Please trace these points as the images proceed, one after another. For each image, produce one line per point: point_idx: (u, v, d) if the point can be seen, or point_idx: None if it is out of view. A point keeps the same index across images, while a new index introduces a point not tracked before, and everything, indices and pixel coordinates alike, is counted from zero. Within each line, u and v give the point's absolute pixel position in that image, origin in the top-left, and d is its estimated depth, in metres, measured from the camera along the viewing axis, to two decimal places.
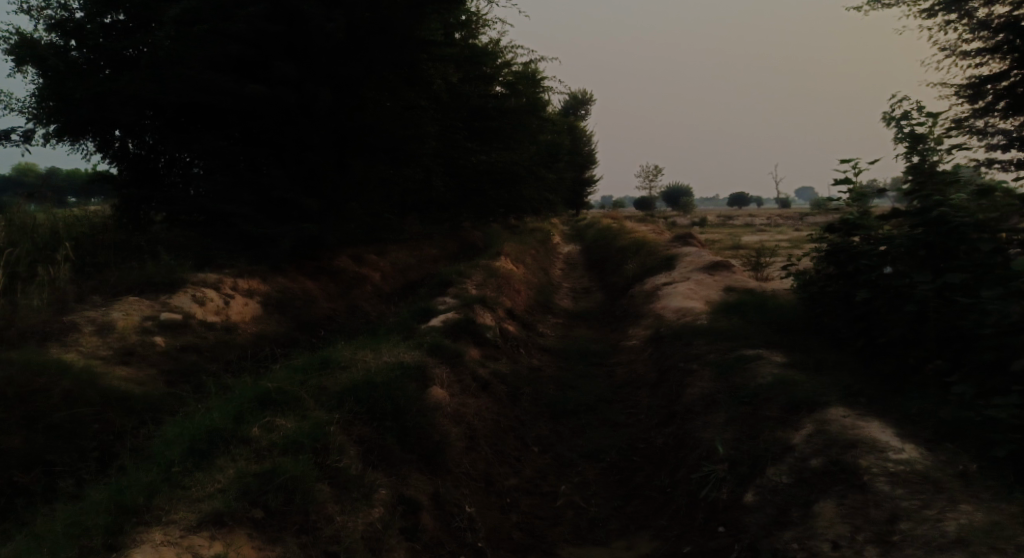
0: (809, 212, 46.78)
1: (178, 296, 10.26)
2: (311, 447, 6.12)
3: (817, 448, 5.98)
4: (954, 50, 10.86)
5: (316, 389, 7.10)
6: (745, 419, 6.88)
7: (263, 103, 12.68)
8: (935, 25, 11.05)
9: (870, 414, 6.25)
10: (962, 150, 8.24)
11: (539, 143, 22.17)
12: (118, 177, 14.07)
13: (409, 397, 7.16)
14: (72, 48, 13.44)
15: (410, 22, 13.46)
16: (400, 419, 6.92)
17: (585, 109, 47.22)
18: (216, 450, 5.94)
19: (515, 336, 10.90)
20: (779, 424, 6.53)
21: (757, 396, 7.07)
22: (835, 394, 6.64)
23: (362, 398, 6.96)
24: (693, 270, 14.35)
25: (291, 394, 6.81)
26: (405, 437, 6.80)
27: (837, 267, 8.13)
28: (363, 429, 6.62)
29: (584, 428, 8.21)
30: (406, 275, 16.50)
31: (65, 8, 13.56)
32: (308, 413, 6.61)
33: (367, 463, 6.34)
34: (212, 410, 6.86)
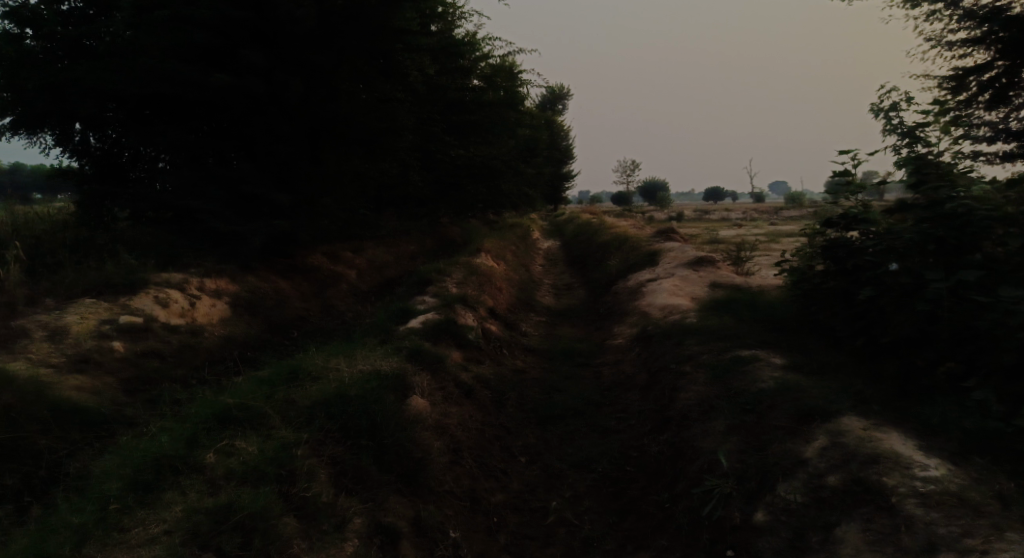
0: (786, 208, 47.13)
1: (139, 297, 9.73)
2: (275, 475, 5.68)
3: (833, 463, 5.64)
4: (939, 42, 10.68)
5: (284, 403, 6.65)
6: (746, 429, 6.52)
7: (230, 94, 12.14)
8: (920, 16, 10.84)
9: (886, 424, 5.92)
10: (959, 142, 8.00)
11: (518, 137, 21.72)
12: (79, 172, 13.43)
13: (387, 409, 6.72)
14: (27, 37, 12.77)
15: (386, 11, 12.98)
16: (377, 435, 6.47)
17: (563, 104, 46.91)
18: (163, 483, 5.52)
19: (497, 336, 10.49)
20: (786, 435, 6.18)
21: (760, 403, 6.70)
22: (844, 401, 6.31)
23: (334, 414, 6.51)
24: (677, 265, 14.01)
25: (255, 411, 6.38)
26: (382, 457, 6.35)
27: (833, 263, 7.80)
28: (334, 448, 6.17)
29: (573, 435, 7.80)
30: (383, 273, 16.02)
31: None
32: (274, 433, 6.17)
33: (340, 488, 5.90)
34: (172, 426, 6.38)
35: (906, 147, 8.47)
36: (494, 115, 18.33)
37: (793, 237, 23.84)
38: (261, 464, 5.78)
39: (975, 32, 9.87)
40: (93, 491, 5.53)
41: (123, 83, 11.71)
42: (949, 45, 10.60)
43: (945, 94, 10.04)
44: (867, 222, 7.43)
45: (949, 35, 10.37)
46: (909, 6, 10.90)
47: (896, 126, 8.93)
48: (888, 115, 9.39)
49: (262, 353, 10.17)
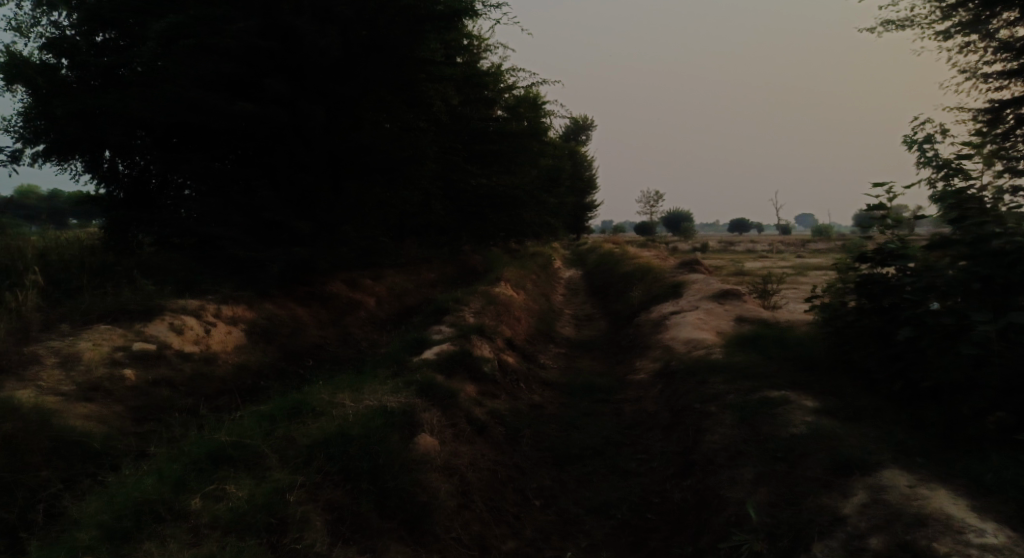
0: (811, 240, 46.51)
1: (154, 324, 9.57)
2: (263, 527, 5.41)
3: (875, 524, 5.24)
4: (973, 73, 10.36)
5: (285, 442, 6.39)
6: (776, 480, 6.14)
7: (254, 122, 12.10)
8: (952, 47, 10.53)
9: (931, 480, 5.52)
10: (1000, 175, 7.67)
11: (540, 167, 21.57)
12: (108, 198, 13.45)
13: (391, 450, 6.43)
14: (64, 68, 12.93)
15: (410, 42, 12.94)
16: (377, 479, 6.18)
17: (587, 135, 46.91)
18: (143, 533, 5.27)
19: (514, 369, 10.19)
20: (822, 489, 5.80)
21: (792, 451, 6.32)
22: (883, 453, 5.92)
23: (335, 454, 6.24)
24: (701, 298, 13.65)
25: (252, 452, 6.19)
26: (384, 502, 6.06)
27: (868, 301, 7.45)
28: (331, 493, 5.89)
29: (591, 477, 7.44)
30: (402, 301, 15.82)
31: (57, 27, 13.23)
32: (269, 476, 5.91)
33: (336, 536, 5.61)
34: (175, 462, 6.15)
35: (942, 181, 8.15)
36: (517, 144, 18.16)
37: (821, 271, 23.36)
38: (255, 510, 5.51)
39: (1012, 64, 9.55)
40: (89, 531, 5.29)
41: (151, 112, 11.72)
42: (985, 77, 10.26)
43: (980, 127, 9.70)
44: (904, 258, 7.15)
45: (984, 67, 10.04)
46: (942, 37, 10.59)
47: (931, 159, 8.61)
48: (922, 147, 9.07)
49: (275, 382, 9.94)
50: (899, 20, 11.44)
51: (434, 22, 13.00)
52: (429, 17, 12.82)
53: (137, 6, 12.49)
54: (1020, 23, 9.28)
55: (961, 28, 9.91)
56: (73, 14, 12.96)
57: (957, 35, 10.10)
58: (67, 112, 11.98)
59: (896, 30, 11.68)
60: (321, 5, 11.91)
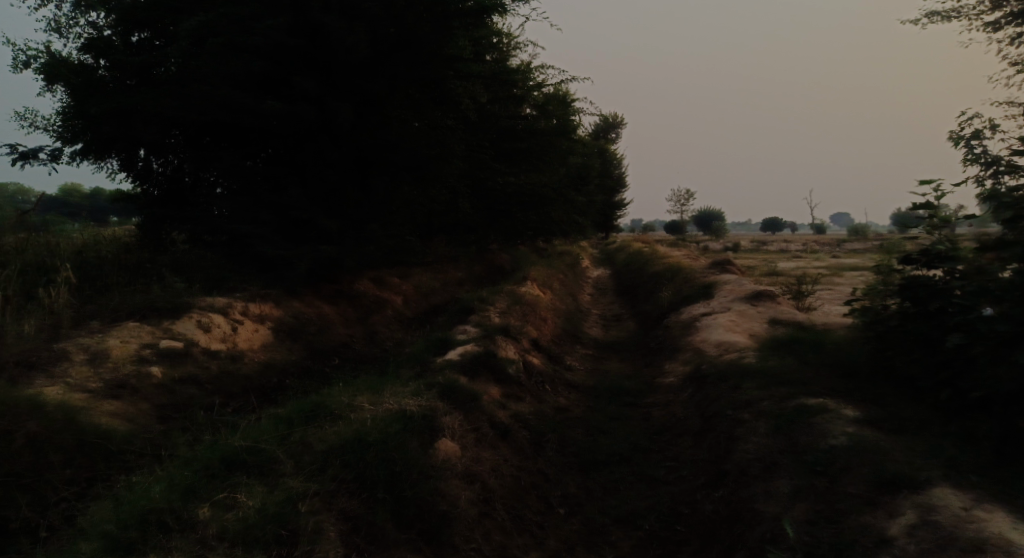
0: (844, 241, 45.81)
1: (182, 321, 9.53)
2: (276, 536, 5.27)
3: (922, 548, 4.95)
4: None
5: (302, 448, 6.26)
6: (815, 494, 5.88)
7: (284, 120, 12.03)
8: (1000, 39, 10.09)
9: (980, 501, 5.21)
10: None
11: (569, 165, 21.33)
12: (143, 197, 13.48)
13: (409, 457, 6.28)
14: (100, 67, 12.90)
15: (438, 38, 12.74)
16: (394, 487, 6.03)
17: (617, 133, 46.49)
18: (156, 540, 5.15)
19: (540, 371, 9.99)
20: (866, 506, 5.53)
21: (832, 465, 6.06)
22: (932, 469, 5.64)
23: (350, 461, 6.09)
24: (733, 299, 13.33)
25: (268, 457, 6.07)
26: (401, 512, 5.90)
27: (913, 305, 7.17)
28: (348, 502, 5.75)
29: (618, 485, 7.21)
30: (429, 299, 15.70)
31: (95, 28, 13.32)
32: (283, 483, 5.78)
33: (351, 547, 5.47)
34: (195, 465, 6.06)
35: (989, 179, 7.90)
36: (546, 143, 17.90)
37: (857, 272, 22.80)
38: (266, 520, 5.36)
39: None
40: (108, 535, 5.20)
41: (182, 110, 11.72)
42: None
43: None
44: (954, 260, 6.89)
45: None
46: (991, 29, 10.14)
47: (979, 155, 8.30)
48: (969, 143, 8.74)
49: (300, 381, 9.85)
50: (944, 12, 11.00)
51: (462, 17, 12.81)
52: (456, 14, 12.66)
53: (171, 5, 12.49)
54: None
55: (1011, 20, 9.48)
56: (109, 14, 13.02)
57: (1007, 26, 9.64)
58: (101, 111, 12.01)
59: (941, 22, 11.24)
60: (349, 3, 11.84)
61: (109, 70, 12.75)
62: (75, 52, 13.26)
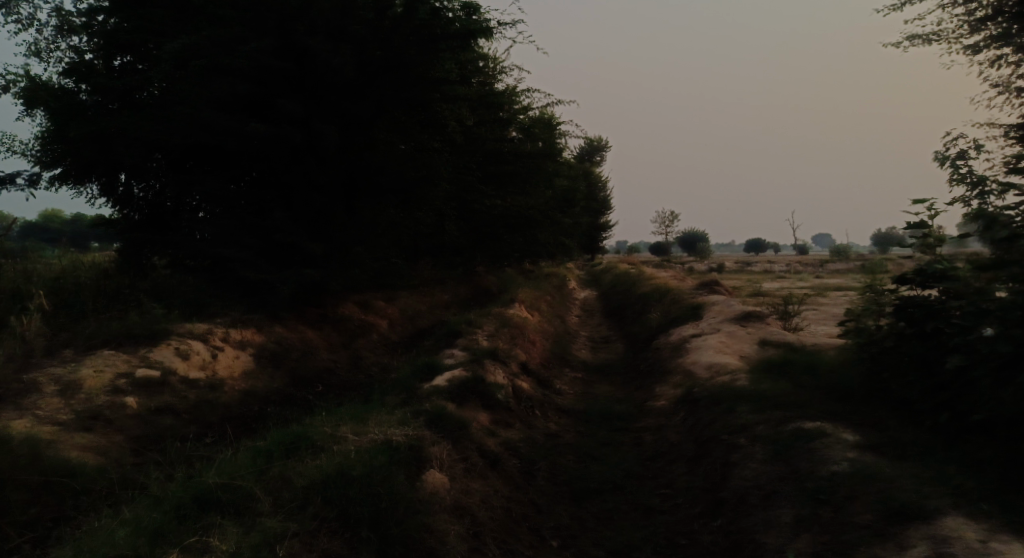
0: (828, 261, 46.05)
1: (159, 349, 9.27)
2: None
3: None
4: (1006, 88, 9.92)
5: (281, 483, 6.03)
6: (820, 525, 5.76)
7: (269, 143, 11.86)
8: (982, 61, 10.11)
9: (988, 535, 5.05)
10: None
11: (555, 188, 21.24)
12: (124, 221, 13.22)
13: (396, 491, 6.06)
14: (81, 91, 12.63)
15: (424, 60, 12.66)
16: (379, 524, 5.79)
17: (602, 155, 46.60)
18: None
19: (529, 396, 9.78)
20: (874, 538, 5.41)
21: (836, 495, 5.94)
22: (941, 498, 5.52)
23: (333, 497, 5.87)
24: (723, 320, 13.20)
25: (247, 494, 5.83)
26: (386, 550, 5.66)
27: (908, 327, 7.09)
28: (331, 542, 5.52)
29: (612, 514, 6.98)
30: (416, 323, 15.49)
31: (76, 52, 13.10)
32: (261, 523, 5.53)
33: None
34: (168, 504, 5.81)
35: (976, 200, 7.90)
36: (532, 165, 17.81)
37: (843, 291, 22.80)
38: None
39: None
40: None
41: (165, 133, 11.53)
42: (1018, 92, 9.79)
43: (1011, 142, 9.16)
44: (950, 281, 6.84)
45: (1019, 81, 9.53)
46: (971, 52, 10.16)
47: (967, 176, 8.28)
48: (955, 163, 8.73)
49: (282, 409, 9.60)
50: (926, 34, 11.04)
51: (449, 40, 12.74)
52: (443, 36, 12.64)
53: (153, 27, 12.30)
54: None
55: (993, 42, 9.49)
56: (91, 37, 12.82)
57: (988, 48, 9.63)
58: (81, 134, 11.77)
59: (923, 44, 11.27)
60: (335, 26, 11.75)
61: (89, 93, 12.52)
62: (55, 75, 13.02)
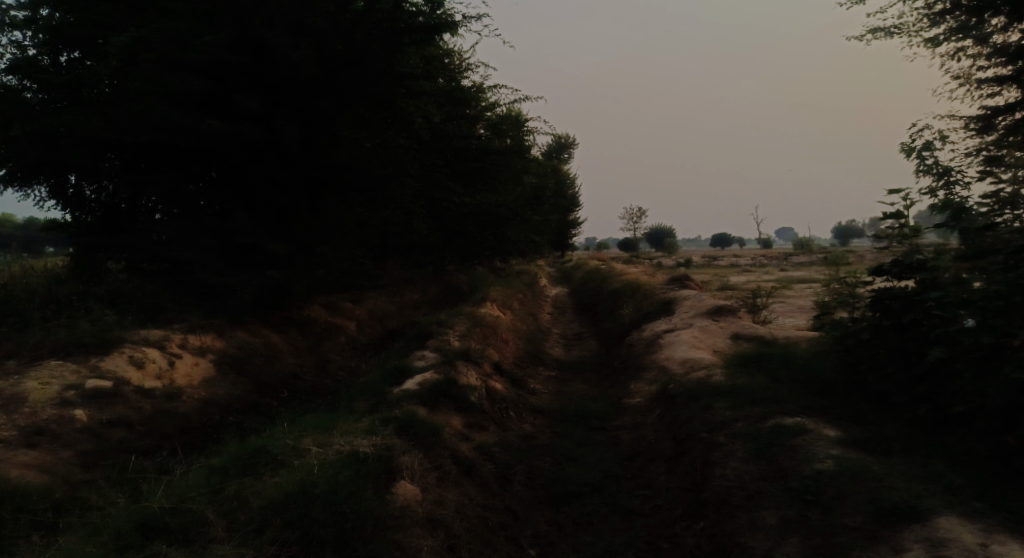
0: (795, 254, 46.47)
1: (112, 358, 8.88)
2: None
3: None
4: (967, 79, 9.86)
5: (240, 503, 5.76)
6: (808, 528, 5.66)
7: (227, 141, 11.48)
8: (943, 53, 10.06)
9: (984, 542, 4.97)
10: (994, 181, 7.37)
11: (523, 185, 21.01)
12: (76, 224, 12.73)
13: (366, 507, 5.82)
14: (27, 89, 12.09)
15: (388, 54, 12.36)
16: (346, 546, 5.57)
17: (569, 153, 46.55)
18: None
19: (503, 397, 9.54)
20: (867, 541, 5.33)
21: (823, 495, 5.84)
22: (933, 499, 5.45)
23: (300, 516, 5.63)
24: (695, 315, 13.08)
25: (202, 516, 5.57)
26: None
27: (885, 318, 7.03)
28: None
29: (591, 519, 6.78)
30: (385, 324, 15.18)
31: (20, 48, 12.54)
32: (215, 550, 5.28)
33: None
34: (108, 530, 5.55)
35: (943, 191, 7.89)
36: (501, 163, 17.54)
37: (811, 283, 22.89)
38: None
39: (1005, 69, 8.98)
40: None
41: (116, 132, 11.10)
42: (979, 84, 9.73)
43: (972, 134, 8.93)
44: (929, 272, 6.79)
45: (979, 72, 9.50)
46: (931, 44, 10.12)
47: (932, 166, 8.28)
48: (921, 155, 8.70)
49: (246, 419, 9.29)
50: (888, 26, 10.98)
51: (412, 34, 12.47)
52: (408, 31, 12.38)
53: (99, 21, 11.81)
54: (1017, 26, 8.57)
55: (953, 34, 9.44)
56: (34, 32, 12.24)
57: (947, 41, 9.58)
58: (26, 134, 11.27)
59: (887, 36, 11.20)
60: (294, 20, 11.42)
61: (35, 91, 11.97)
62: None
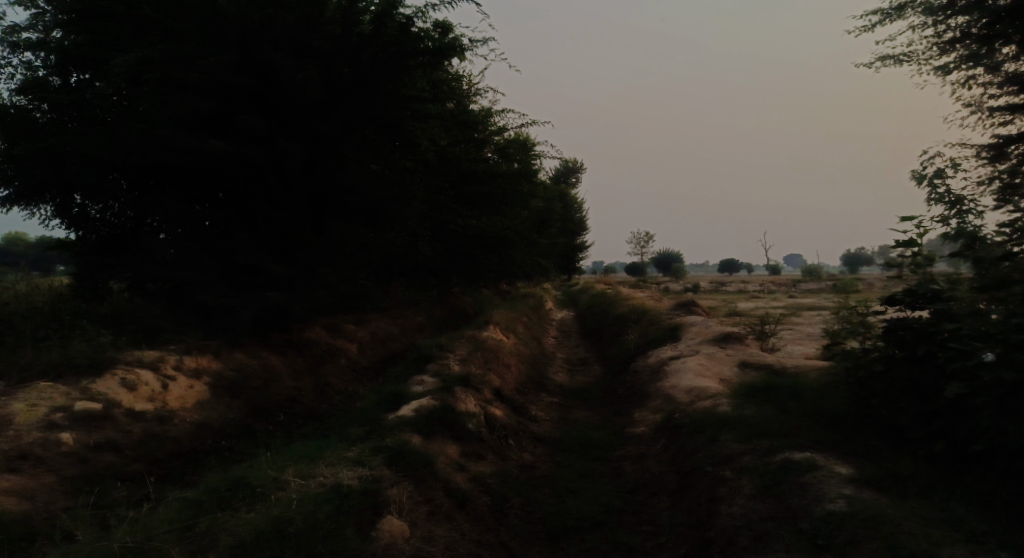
0: (802, 280, 46.21)
1: (104, 380, 8.67)
2: None
3: None
4: (978, 107, 9.63)
5: (224, 538, 5.53)
6: None
7: (230, 162, 11.34)
8: (953, 81, 9.84)
9: None
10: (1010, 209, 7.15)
11: (530, 209, 20.84)
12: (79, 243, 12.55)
13: (354, 546, 5.59)
14: (37, 110, 11.93)
15: (393, 76, 12.23)
16: None
17: (576, 177, 46.48)
18: None
19: (503, 424, 9.27)
20: None
21: (835, 542, 5.57)
22: (955, 546, 5.18)
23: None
24: (701, 342, 12.81)
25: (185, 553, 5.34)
26: None
27: (899, 350, 6.78)
28: None
29: (591, 556, 6.49)
30: (387, 347, 14.97)
31: (29, 67, 12.40)
32: None
33: None
34: None
35: (955, 219, 7.64)
36: (507, 186, 17.36)
37: (819, 310, 22.56)
38: None
39: (1018, 97, 8.76)
40: None
41: (120, 152, 10.97)
42: (991, 111, 9.50)
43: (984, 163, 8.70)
44: (943, 302, 6.56)
45: (990, 99, 9.28)
46: (941, 72, 9.92)
47: (945, 195, 8.05)
48: (932, 183, 8.47)
49: (240, 445, 9.06)
50: (897, 54, 10.78)
51: (418, 56, 12.35)
52: (413, 54, 12.23)
53: (106, 41, 11.68)
54: None
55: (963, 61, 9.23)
56: (44, 52, 12.18)
57: (957, 68, 9.36)
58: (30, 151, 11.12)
59: (897, 62, 10.98)
60: (299, 40, 11.35)
61: (45, 112, 11.87)
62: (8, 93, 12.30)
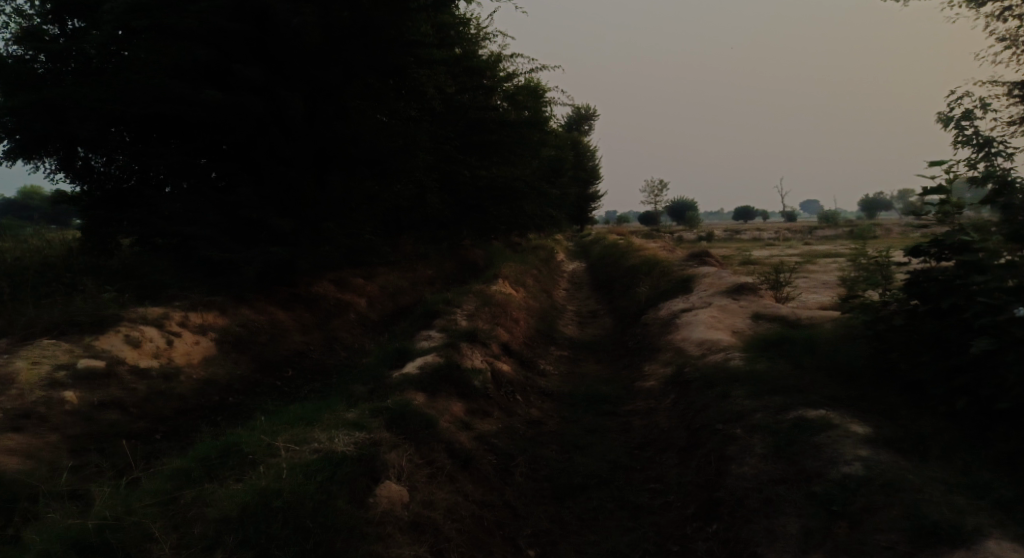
0: (817, 227, 45.65)
1: (107, 337, 8.58)
2: None
3: None
4: (1013, 41, 9.12)
5: (228, 503, 5.45)
6: (833, 542, 5.26)
7: (229, 112, 11.08)
8: (988, 14, 9.30)
9: None
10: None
11: (540, 158, 20.43)
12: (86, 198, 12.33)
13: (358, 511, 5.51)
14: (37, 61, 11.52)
15: (394, 21, 11.75)
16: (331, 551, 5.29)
17: (588, 125, 45.68)
18: None
19: (510, 380, 9.12)
20: None
21: (849, 506, 5.42)
22: (977, 514, 5.03)
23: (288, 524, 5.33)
24: (714, 293, 12.55)
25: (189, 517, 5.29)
26: None
27: (921, 303, 6.53)
28: None
29: (597, 515, 6.40)
30: (395, 300, 14.83)
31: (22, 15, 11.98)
32: None
33: None
34: (87, 530, 5.28)
35: (984, 162, 7.30)
36: (516, 135, 16.93)
37: (835, 258, 22.17)
38: None
39: None
40: None
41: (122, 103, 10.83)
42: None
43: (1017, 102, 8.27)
44: (971, 251, 6.28)
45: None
46: (975, 4, 9.38)
47: (974, 136, 7.67)
48: (960, 124, 8.09)
49: (247, 400, 9.00)
50: None
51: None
52: None
53: None
54: None
55: None
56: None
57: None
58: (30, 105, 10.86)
59: None
60: None
61: (44, 62, 11.47)
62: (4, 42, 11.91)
